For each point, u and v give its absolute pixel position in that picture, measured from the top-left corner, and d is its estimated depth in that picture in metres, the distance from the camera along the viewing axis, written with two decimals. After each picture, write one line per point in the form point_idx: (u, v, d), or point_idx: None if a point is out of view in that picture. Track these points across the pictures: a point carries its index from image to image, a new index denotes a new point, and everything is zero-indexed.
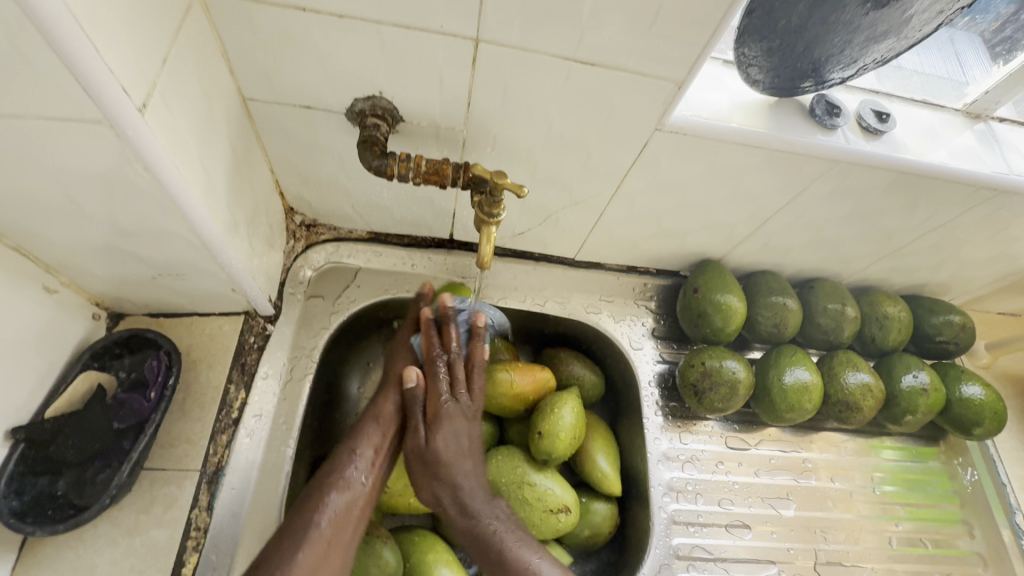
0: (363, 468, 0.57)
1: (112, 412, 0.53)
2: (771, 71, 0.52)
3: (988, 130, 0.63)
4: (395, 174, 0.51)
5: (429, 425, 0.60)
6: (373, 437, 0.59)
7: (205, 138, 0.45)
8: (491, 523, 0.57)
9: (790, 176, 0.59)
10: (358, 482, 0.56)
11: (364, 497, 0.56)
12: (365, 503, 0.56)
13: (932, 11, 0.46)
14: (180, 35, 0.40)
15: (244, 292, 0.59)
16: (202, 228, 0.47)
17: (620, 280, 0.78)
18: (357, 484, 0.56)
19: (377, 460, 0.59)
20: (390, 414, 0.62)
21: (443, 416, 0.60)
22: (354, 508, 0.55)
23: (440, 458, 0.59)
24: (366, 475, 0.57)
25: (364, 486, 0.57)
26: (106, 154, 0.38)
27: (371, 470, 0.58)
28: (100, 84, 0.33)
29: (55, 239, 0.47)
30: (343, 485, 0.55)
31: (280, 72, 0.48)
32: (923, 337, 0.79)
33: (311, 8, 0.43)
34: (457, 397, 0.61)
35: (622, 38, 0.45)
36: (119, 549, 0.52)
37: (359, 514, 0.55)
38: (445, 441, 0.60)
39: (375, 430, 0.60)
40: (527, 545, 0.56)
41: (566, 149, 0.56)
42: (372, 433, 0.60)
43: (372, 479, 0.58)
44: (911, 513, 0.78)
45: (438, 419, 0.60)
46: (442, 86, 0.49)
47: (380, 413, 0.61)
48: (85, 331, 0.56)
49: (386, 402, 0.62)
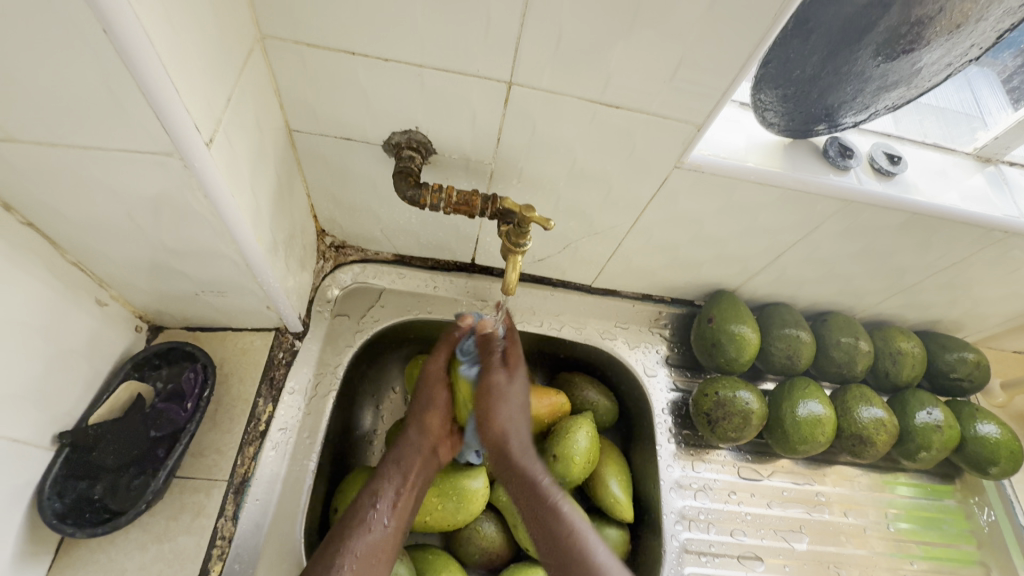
0: (384, 509, 0.57)
1: (149, 421, 0.56)
2: (786, 115, 0.55)
3: (998, 173, 0.65)
4: (427, 204, 0.54)
5: (491, 402, 0.63)
6: (393, 479, 0.59)
7: (256, 167, 0.49)
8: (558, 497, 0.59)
9: (805, 214, 0.61)
10: (379, 524, 0.57)
11: (387, 540, 0.56)
12: (389, 546, 0.56)
13: (941, 63, 0.49)
14: (242, 75, 0.44)
15: (278, 310, 0.61)
16: (247, 250, 0.50)
17: (636, 307, 0.80)
18: (378, 527, 0.56)
19: (398, 501, 0.58)
20: (412, 454, 0.61)
21: (500, 407, 0.63)
22: (376, 552, 0.55)
23: (508, 431, 0.62)
24: (388, 517, 0.57)
25: (386, 528, 0.57)
26: (172, 181, 0.42)
27: (394, 511, 0.58)
28: (176, 120, 0.37)
29: (111, 255, 0.51)
30: (365, 528, 0.56)
31: (325, 105, 0.52)
32: (938, 373, 0.79)
33: (360, 52, 0.47)
34: (517, 378, 0.65)
35: (646, 84, 0.48)
36: (149, 554, 0.54)
37: (381, 558, 0.55)
38: (511, 407, 0.63)
39: (396, 471, 0.60)
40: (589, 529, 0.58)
41: (588, 183, 0.59)
42: (394, 474, 0.60)
43: (396, 521, 0.57)
44: (926, 552, 0.77)
45: (501, 398, 0.63)
46: (475, 122, 0.53)
47: (400, 456, 0.61)
48: (128, 342, 0.60)
49: (407, 442, 0.62)
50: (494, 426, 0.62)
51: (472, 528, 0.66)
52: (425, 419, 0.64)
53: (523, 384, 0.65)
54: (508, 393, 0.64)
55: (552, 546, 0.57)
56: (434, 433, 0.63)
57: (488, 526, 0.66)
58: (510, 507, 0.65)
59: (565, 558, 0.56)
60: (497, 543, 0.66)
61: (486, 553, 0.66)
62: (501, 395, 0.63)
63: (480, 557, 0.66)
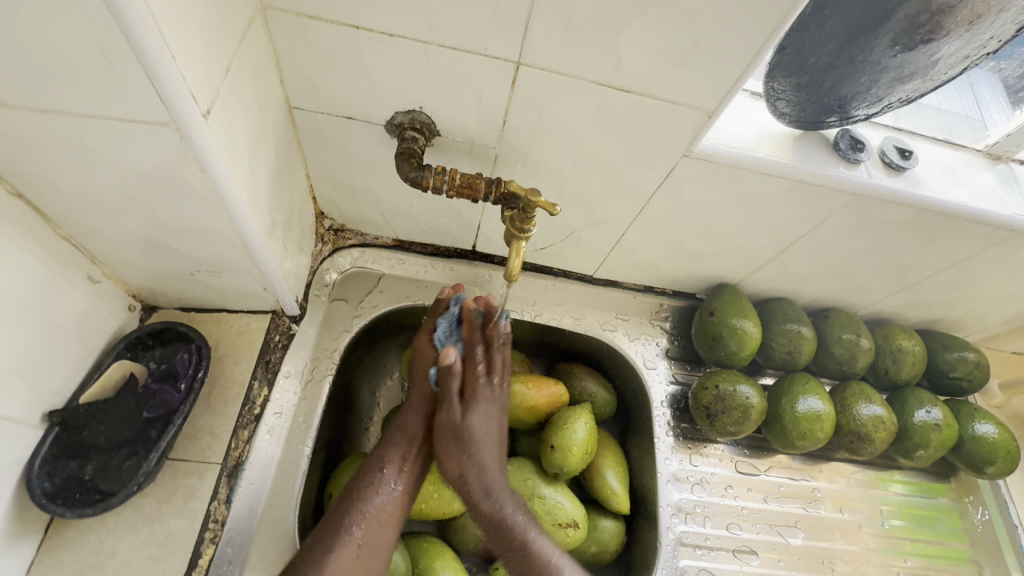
0: (391, 474, 0.58)
1: (142, 401, 0.56)
2: (798, 104, 0.54)
3: (1008, 171, 0.64)
4: (430, 186, 0.53)
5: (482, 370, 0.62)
6: (399, 445, 0.59)
7: (255, 142, 0.47)
8: (516, 511, 0.56)
9: (812, 207, 0.61)
10: (388, 487, 0.57)
11: (395, 502, 0.56)
12: (399, 506, 0.57)
13: (959, 54, 0.48)
14: (242, 46, 0.43)
15: (274, 292, 0.60)
16: (245, 229, 0.49)
17: (637, 299, 0.79)
18: (387, 489, 0.57)
19: (406, 466, 0.59)
20: (414, 422, 0.61)
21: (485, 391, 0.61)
22: (385, 514, 0.55)
23: (484, 422, 0.60)
24: (396, 480, 0.57)
25: (394, 491, 0.57)
26: (167, 153, 0.40)
27: (401, 475, 0.58)
28: (172, 88, 0.35)
29: (104, 231, 0.49)
30: (373, 489, 0.56)
31: (326, 82, 0.50)
32: (937, 372, 0.79)
33: (364, 26, 0.45)
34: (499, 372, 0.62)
35: (657, 68, 0.46)
36: (140, 536, 0.53)
37: (392, 519, 0.55)
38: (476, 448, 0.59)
39: (401, 438, 0.60)
40: (540, 535, 0.55)
41: (594, 170, 0.58)
42: (400, 441, 0.60)
43: (404, 484, 0.58)
44: (919, 549, 0.78)
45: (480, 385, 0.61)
46: (480, 104, 0.51)
47: (405, 423, 0.61)
48: (121, 321, 0.58)
49: (411, 413, 0.61)
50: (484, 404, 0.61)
51: (468, 517, 0.65)
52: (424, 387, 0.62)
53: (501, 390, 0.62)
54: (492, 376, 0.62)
55: None
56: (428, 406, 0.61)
57: None
58: None
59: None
60: None
61: (481, 541, 0.66)
62: (475, 382, 0.61)
63: (474, 545, 0.66)
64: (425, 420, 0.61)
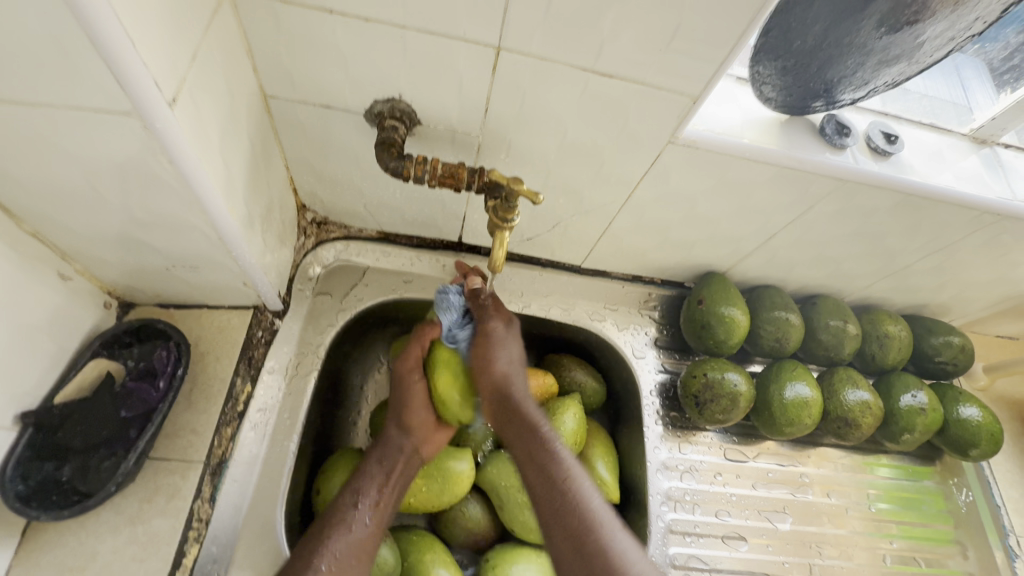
0: (365, 508, 0.56)
1: (119, 401, 0.54)
2: (784, 88, 0.53)
3: (993, 154, 0.64)
4: (411, 176, 0.52)
5: (482, 377, 0.58)
6: (376, 477, 0.58)
7: (228, 133, 0.46)
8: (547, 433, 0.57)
9: (800, 193, 0.60)
10: (360, 523, 0.55)
11: (367, 539, 0.54)
12: (369, 546, 0.54)
13: (944, 37, 0.47)
14: (210, 32, 0.41)
15: (255, 286, 0.59)
16: (220, 222, 0.47)
17: (626, 289, 0.78)
18: (359, 525, 0.55)
19: (381, 501, 0.57)
20: (394, 453, 0.60)
21: (498, 355, 0.58)
22: (356, 551, 0.53)
23: (506, 382, 0.58)
24: (370, 516, 0.56)
25: (367, 526, 0.55)
26: (134, 144, 0.39)
27: (375, 511, 0.56)
28: (130, 74, 0.34)
29: (73, 227, 0.48)
30: (345, 526, 0.54)
31: (301, 70, 0.49)
32: (923, 357, 0.80)
33: (338, 10, 0.44)
34: (511, 340, 0.59)
35: (640, 53, 0.45)
36: (121, 537, 0.52)
37: (361, 559, 0.53)
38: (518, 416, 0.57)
39: (378, 470, 0.59)
40: (586, 481, 0.55)
41: (578, 158, 0.57)
42: (376, 474, 0.58)
43: (377, 520, 0.56)
44: (905, 532, 0.79)
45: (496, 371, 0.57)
46: (461, 91, 0.50)
47: (384, 454, 0.60)
48: (96, 320, 0.57)
49: (388, 442, 0.60)
50: (491, 376, 0.57)
51: (458, 509, 0.65)
52: (404, 417, 0.61)
53: (515, 348, 0.59)
54: (503, 342, 0.58)
55: (568, 537, 0.51)
56: (415, 432, 0.61)
57: (473, 507, 0.65)
58: (496, 489, 0.64)
59: (577, 530, 0.51)
60: (482, 523, 0.66)
61: (471, 534, 0.66)
62: (488, 351, 0.57)
63: (465, 537, 0.66)
64: (405, 452, 0.60)
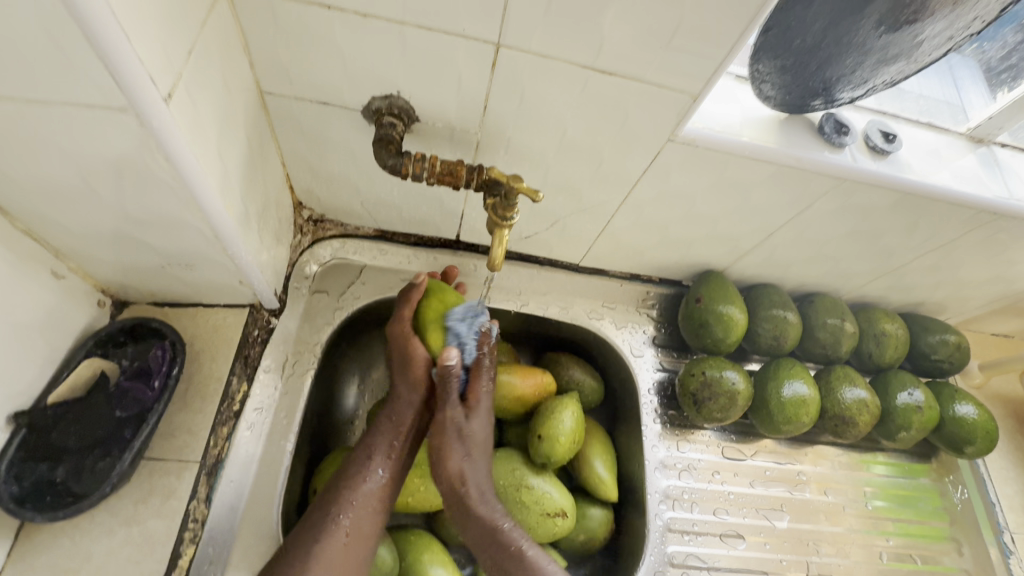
0: (378, 460, 0.57)
1: (114, 401, 0.54)
2: (783, 87, 0.53)
3: (990, 154, 0.64)
4: (410, 174, 0.52)
5: (446, 438, 0.58)
6: (386, 432, 0.59)
7: (225, 129, 0.46)
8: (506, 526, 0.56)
9: (799, 191, 0.60)
10: (375, 475, 0.57)
11: (383, 489, 0.56)
12: (386, 495, 0.56)
13: (943, 36, 0.47)
14: (207, 26, 0.41)
15: (251, 285, 0.58)
16: (215, 220, 0.47)
17: (624, 287, 0.78)
18: (374, 477, 0.56)
19: (394, 452, 0.58)
20: (405, 408, 0.60)
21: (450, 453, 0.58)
22: (372, 501, 0.55)
23: (465, 477, 0.57)
24: (384, 468, 0.57)
25: (382, 479, 0.57)
26: (128, 141, 0.38)
27: (389, 462, 0.58)
28: (124, 70, 0.33)
29: (67, 225, 0.47)
30: (359, 479, 0.56)
31: (299, 66, 0.49)
32: (919, 355, 0.80)
33: (336, 5, 0.43)
34: (479, 414, 0.60)
35: (640, 50, 0.45)
36: (116, 538, 0.51)
37: (378, 506, 0.55)
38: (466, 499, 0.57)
39: (389, 425, 0.60)
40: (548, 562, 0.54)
41: (577, 156, 0.57)
42: (387, 430, 0.59)
43: (392, 471, 0.57)
44: (901, 529, 0.79)
45: (463, 436, 0.58)
46: (460, 88, 0.50)
47: (394, 410, 0.60)
48: (90, 319, 0.56)
49: (399, 396, 0.61)
50: (446, 471, 0.58)
51: None
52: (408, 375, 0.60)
53: (481, 423, 0.60)
54: (467, 429, 0.59)
55: None
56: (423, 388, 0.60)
57: None
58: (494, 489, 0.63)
59: None
60: None
61: None
62: (443, 446, 0.58)
63: (463, 538, 0.65)
64: (415, 406, 0.60)
